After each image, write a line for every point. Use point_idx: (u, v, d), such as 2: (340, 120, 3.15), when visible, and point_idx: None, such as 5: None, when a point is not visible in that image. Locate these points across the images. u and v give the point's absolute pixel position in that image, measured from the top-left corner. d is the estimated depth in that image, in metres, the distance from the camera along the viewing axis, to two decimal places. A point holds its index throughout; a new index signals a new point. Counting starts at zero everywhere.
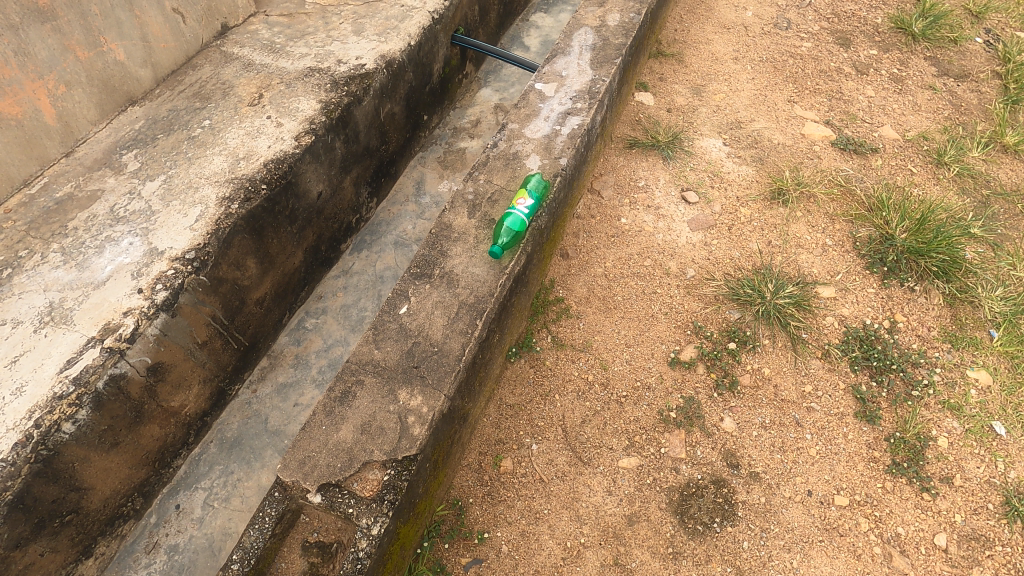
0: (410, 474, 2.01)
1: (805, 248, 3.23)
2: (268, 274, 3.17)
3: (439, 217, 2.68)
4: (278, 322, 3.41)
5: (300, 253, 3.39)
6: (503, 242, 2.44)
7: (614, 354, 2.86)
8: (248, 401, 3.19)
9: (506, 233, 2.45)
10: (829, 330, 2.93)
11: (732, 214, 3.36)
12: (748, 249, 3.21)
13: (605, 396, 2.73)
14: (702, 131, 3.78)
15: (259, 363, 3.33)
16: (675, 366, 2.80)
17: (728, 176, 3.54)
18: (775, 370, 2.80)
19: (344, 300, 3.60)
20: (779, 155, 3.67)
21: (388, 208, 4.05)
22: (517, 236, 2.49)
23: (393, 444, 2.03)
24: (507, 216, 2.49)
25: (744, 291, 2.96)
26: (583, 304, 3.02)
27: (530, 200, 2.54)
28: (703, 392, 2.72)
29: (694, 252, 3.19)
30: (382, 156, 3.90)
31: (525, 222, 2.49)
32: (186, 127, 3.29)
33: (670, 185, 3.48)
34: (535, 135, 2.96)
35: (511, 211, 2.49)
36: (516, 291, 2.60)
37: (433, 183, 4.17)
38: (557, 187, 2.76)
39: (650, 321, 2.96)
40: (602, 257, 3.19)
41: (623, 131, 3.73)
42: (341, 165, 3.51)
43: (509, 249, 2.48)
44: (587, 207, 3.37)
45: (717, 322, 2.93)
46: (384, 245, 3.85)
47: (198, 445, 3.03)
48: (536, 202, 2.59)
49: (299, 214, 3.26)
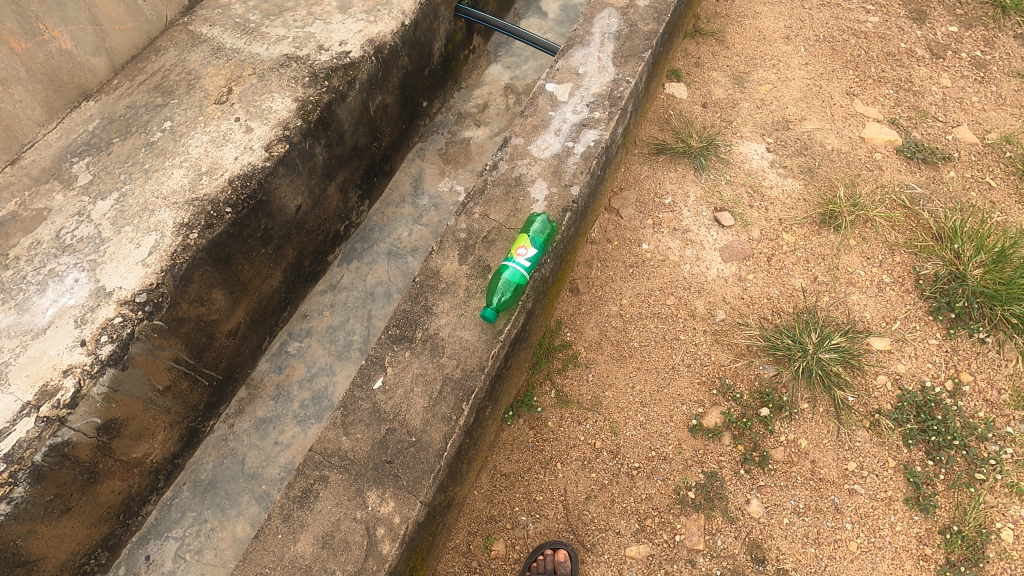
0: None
1: (857, 286, 2.75)
2: (240, 303, 2.82)
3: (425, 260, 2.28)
4: (257, 347, 3.11)
5: (278, 274, 3.03)
6: (498, 304, 2.07)
7: (626, 416, 2.50)
8: (225, 438, 2.96)
9: (501, 292, 2.08)
10: (880, 393, 2.52)
11: (773, 241, 2.86)
12: (790, 287, 2.74)
13: (614, 468, 2.40)
14: (742, 132, 3.22)
15: (237, 394, 3.06)
16: (697, 434, 2.43)
17: (771, 192, 3.02)
18: (814, 443, 2.41)
19: (331, 321, 3.29)
20: (833, 164, 3.11)
21: (381, 210, 3.64)
22: (515, 295, 2.11)
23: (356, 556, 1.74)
24: (503, 268, 2.09)
25: (783, 344, 2.55)
26: (594, 351, 2.65)
27: (533, 249, 2.11)
28: (728, 467, 2.37)
29: (726, 288, 2.75)
30: (373, 155, 3.45)
31: (526, 279, 2.09)
32: (144, 129, 2.86)
33: (701, 203, 2.97)
34: (542, 153, 2.47)
35: (508, 263, 2.08)
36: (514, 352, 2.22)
37: (432, 182, 3.72)
38: (567, 223, 2.30)
39: (669, 375, 2.58)
40: (618, 292, 2.76)
41: (649, 132, 3.20)
42: (324, 171, 3.06)
43: (507, 310, 2.11)
44: (602, 229, 2.91)
45: (749, 380, 2.53)
46: (376, 256, 3.48)
47: (170, 489, 2.81)
48: (542, 248, 2.16)
49: (274, 234, 2.88)
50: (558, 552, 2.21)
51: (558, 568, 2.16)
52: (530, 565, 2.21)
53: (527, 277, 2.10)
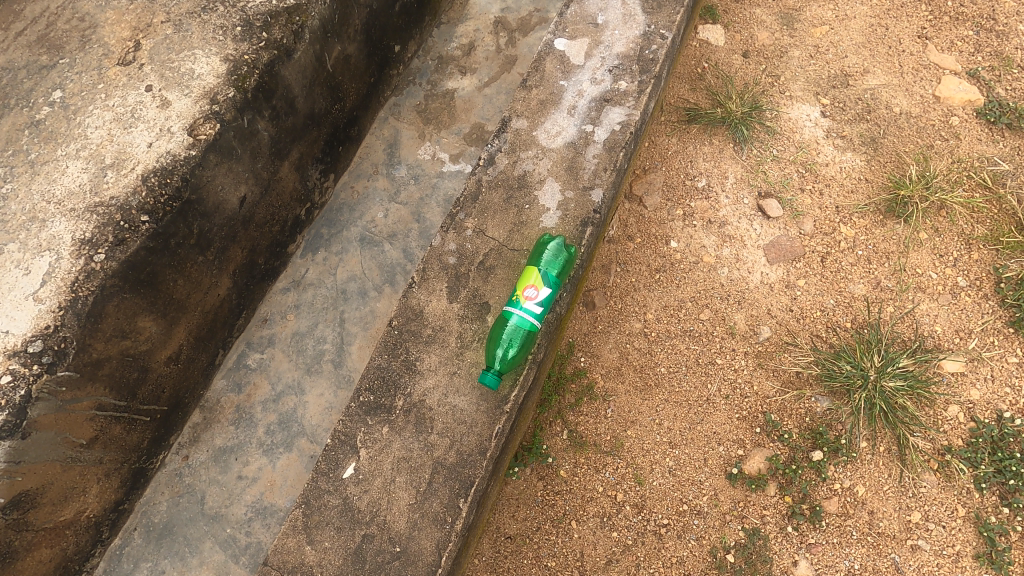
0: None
1: (927, 292, 2.29)
2: (178, 325, 2.30)
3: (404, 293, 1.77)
4: (209, 365, 2.61)
5: (225, 280, 2.47)
6: (502, 363, 1.61)
7: (651, 462, 2.11)
8: (180, 472, 2.54)
9: (506, 347, 1.61)
10: (950, 426, 2.12)
11: (828, 235, 2.36)
12: (848, 295, 2.27)
13: (639, 525, 2.04)
14: (792, 90, 2.60)
15: (190, 420, 2.60)
16: (736, 483, 2.06)
17: (826, 171, 2.46)
18: (873, 490, 2.05)
19: (296, 327, 2.74)
20: (902, 133, 2.53)
21: (350, 184, 2.93)
22: (525, 347, 1.65)
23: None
24: (507, 315, 1.61)
25: (842, 372, 2.11)
26: (613, 379, 2.21)
27: (546, 289, 1.60)
28: (773, 523, 2.01)
29: (771, 298, 2.27)
30: (336, 120, 2.76)
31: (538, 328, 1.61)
32: (26, 100, 2.15)
33: (742, 187, 2.42)
34: (552, 142, 1.94)
35: (513, 310, 1.59)
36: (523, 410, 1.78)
37: (410, 147, 2.97)
38: (586, 243, 1.78)
39: (703, 410, 2.16)
40: (642, 304, 2.28)
41: (678, 92, 2.58)
42: (271, 151, 2.42)
43: (516, 368, 1.65)
44: (623, 224, 2.38)
45: (798, 416, 2.12)
46: (347, 243, 2.85)
47: (118, 536, 2.43)
48: (558, 284, 1.65)
49: (212, 237, 2.29)
50: None
51: None
52: None
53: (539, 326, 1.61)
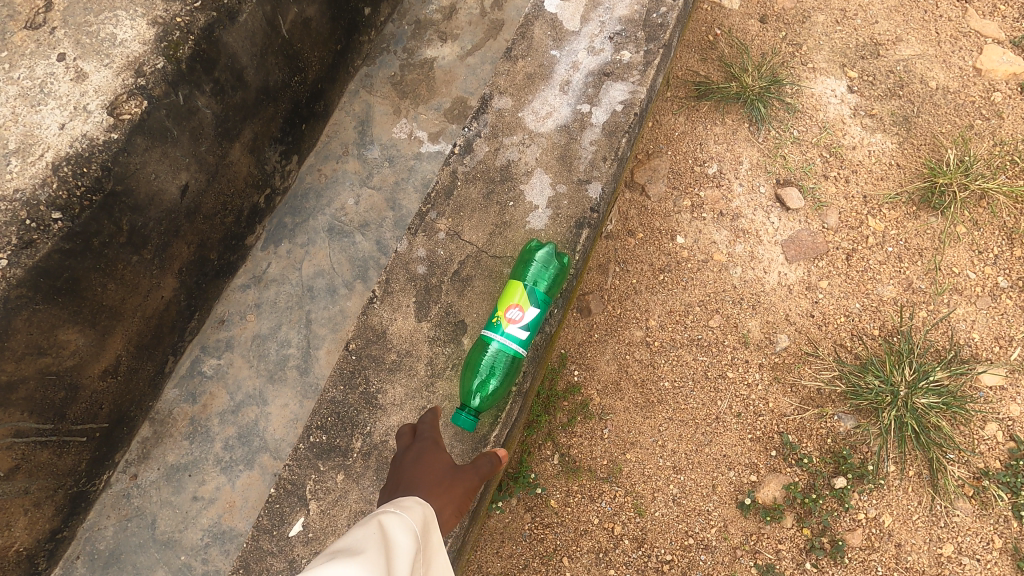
0: (499, 465, 1.38)
1: (963, 295, 2.02)
2: (113, 335, 2.01)
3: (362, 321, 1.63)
4: (157, 374, 2.30)
5: (170, 281, 2.16)
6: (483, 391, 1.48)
7: (653, 489, 1.87)
8: (128, 493, 2.27)
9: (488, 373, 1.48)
10: (987, 447, 1.88)
11: (854, 229, 2.09)
12: (876, 298, 2.01)
13: (639, 561, 1.82)
14: (815, 61, 2.28)
15: (138, 435, 2.31)
16: (749, 514, 1.83)
17: (853, 156, 2.17)
18: (901, 520, 1.83)
19: (258, 329, 2.42)
20: (938, 111, 2.22)
21: (317, 167, 2.58)
22: (510, 371, 1.52)
23: (420, 422, 1.36)
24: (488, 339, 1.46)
25: (870, 389, 1.85)
26: (611, 395, 1.95)
27: (533, 310, 1.42)
28: (789, 559, 1.80)
29: (790, 302, 2.01)
30: (296, 94, 2.40)
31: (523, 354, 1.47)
32: None
33: (757, 174, 2.13)
34: (543, 125, 1.70)
35: (494, 335, 1.43)
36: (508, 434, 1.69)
37: (385, 125, 2.62)
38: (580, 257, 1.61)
39: (712, 430, 1.91)
40: (644, 309, 2.02)
41: (686, 63, 2.26)
42: (217, 132, 2.09)
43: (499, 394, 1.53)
44: (622, 217, 2.11)
45: (819, 437, 1.88)
46: (314, 234, 2.51)
47: (58, 565, 2.19)
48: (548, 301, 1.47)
49: (149, 234, 1.99)
50: None
51: None
52: None
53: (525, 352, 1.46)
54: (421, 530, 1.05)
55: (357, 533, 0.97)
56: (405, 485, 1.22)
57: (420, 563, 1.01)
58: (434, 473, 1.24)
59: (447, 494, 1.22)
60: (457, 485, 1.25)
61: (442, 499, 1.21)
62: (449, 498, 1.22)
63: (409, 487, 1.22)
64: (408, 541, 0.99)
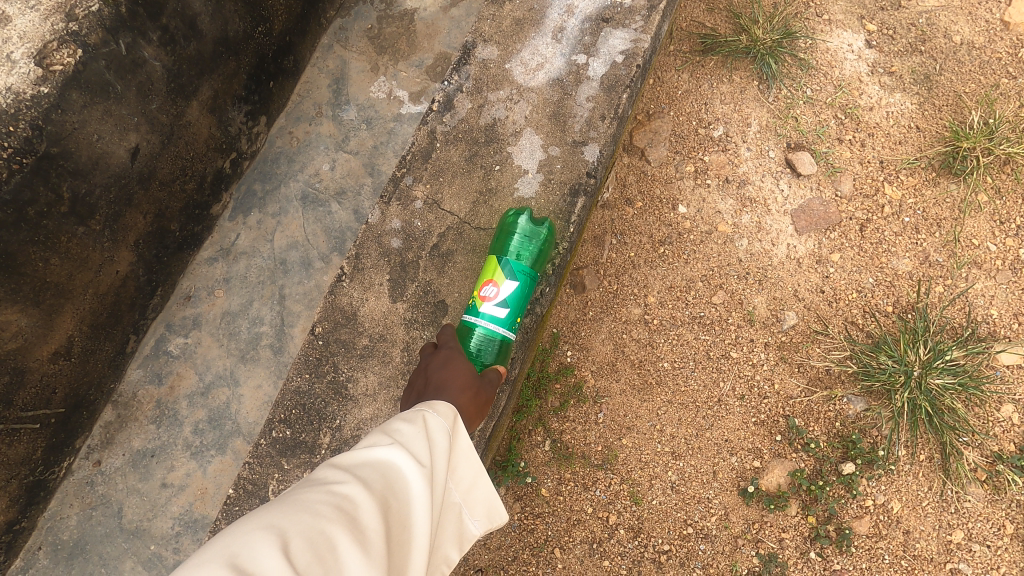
0: (502, 381, 1.27)
1: (983, 268, 1.89)
2: (61, 314, 1.83)
3: (332, 301, 1.47)
4: (118, 354, 2.13)
5: (126, 255, 1.97)
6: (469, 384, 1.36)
7: (650, 477, 1.76)
8: (92, 481, 2.13)
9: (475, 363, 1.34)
10: (1002, 429, 1.78)
11: (868, 198, 1.93)
12: (890, 273, 1.87)
13: (635, 552, 1.72)
14: (831, 13, 2.08)
15: (100, 419, 2.15)
16: (752, 501, 1.72)
17: (870, 118, 2.00)
18: (910, 506, 1.73)
19: (227, 306, 2.25)
20: (961, 69, 2.04)
21: (288, 128, 2.37)
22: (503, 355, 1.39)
23: (444, 333, 1.28)
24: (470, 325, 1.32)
25: (882, 369, 1.73)
26: (608, 376, 1.82)
27: (510, 284, 1.27)
28: (792, 549, 1.70)
29: (799, 277, 1.86)
30: (262, 46, 2.16)
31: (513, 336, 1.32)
32: None
33: (766, 137, 1.96)
34: (533, 80, 1.51)
35: (476, 320, 1.30)
36: (494, 423, 1.57)
37: (361, 82, 2.39)
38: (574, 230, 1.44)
39: (714, 413, 1.79)
40: (642, 283, 1.87)
41: (690, 14, 2.05)
42: (169, 87, 1.87)
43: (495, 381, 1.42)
44: (619, 184, 1.94)
45: (827, 421, 1.77)
46: (286, 202, 2.31)
47: (19, 557, 2.06)
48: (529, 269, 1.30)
49: (95, 202, 1.79)
50: None
51: None
52: None
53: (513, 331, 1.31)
54: (459, 428, 0.99)
55: (401, 422, 0.92)
56: (433, 386, 1.14)
57: (460, 460, 0.96)
58: (463, 376, 1.15)
59: (473, 399, 1.14)
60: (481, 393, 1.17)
61: (468, 405, 1.11)
62: (475, 403, 1.14)
63: (437, 390, 1.12)
64: (450, 439, 0.94)
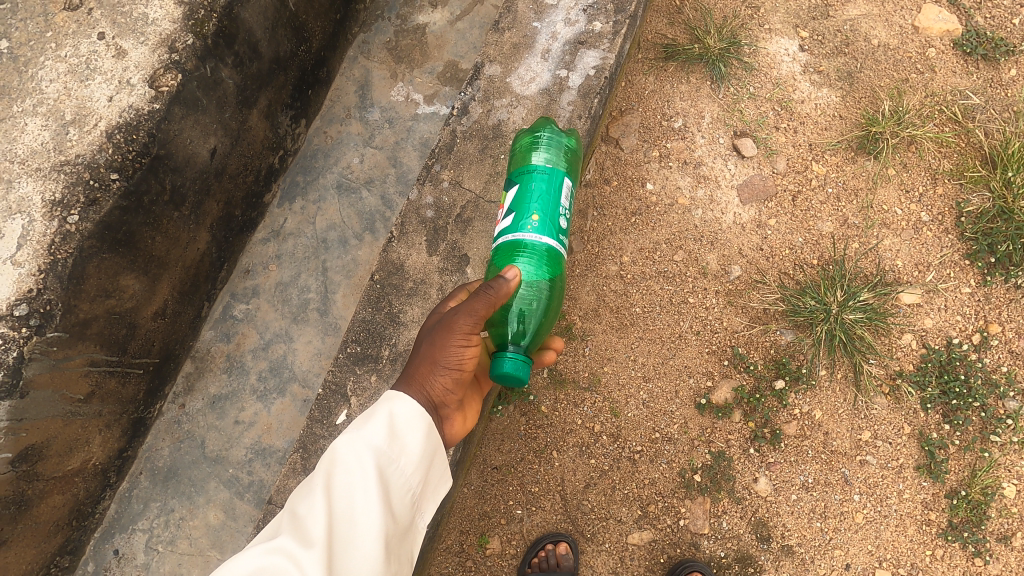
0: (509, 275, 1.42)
1: (891, 228, 2.36)
2: (160, 281, 2.33)
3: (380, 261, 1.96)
4: (196, 317, 2.62)
5: (204, 234, 2.45)
6: (523, 308, 1.56)
7: (627, 396, 2.25)
8: (178, 420, 2.63)
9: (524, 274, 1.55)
10: (903, 353, 2.27)
11: (800, 174, 2.41)
12: (816, 234, 2.35)
13: (615, 452, 2.22)
14: (771, 23, 2.54)
15: (182, 370, 2.65)
16: (704, 412, 2.22)
17: (802, 109, 2.46)
18: (829, 413, 2.22)
19: (280, 277, 2.73)
20: (878, 67, 2.51)
21: (324, 129, 2.84)
22: (554, 261, 1.58)
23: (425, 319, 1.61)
24: (508, 248, 1.58)
25: (806, 307, 2.22)
26: (592, 320, 2.30)
27: (510, 191, 1.61)
28: (737, 446, 2.19)
29: (743, 237, 2.34)
30: (303, 62, 2.63)
31: (543, 230, 1.53)
32: None
33: (718, 126, 2.43)
34: (527, 89, 1.99)
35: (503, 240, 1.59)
36: None
37: (383, 89, 2.86)
38: None
39: (676, 345, 2.28)
40: (618, 246, 2.35)
41: (655, 27, 2.52)
42: (238, 99, 2.35)
43: (555, 292, 1.60)
44: (599, 168, 2.41)
45: (764, 349, 2.26)
46: (324, 190, 2.78)
47: (125, 480, 2.57)
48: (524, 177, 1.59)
49: (186, 191, 2.27)
50: (559, 545, 2.17)
51: (561, 562, 2.15)
52: (530, 561, 2.18)
53: (537, 226, 1.53)
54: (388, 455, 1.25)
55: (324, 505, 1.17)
56: (403, 374, 1.47)
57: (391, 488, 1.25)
58: (420, 359, 1.46)
59: (431, 375, 1.44)
60: (440, 358, 1.43)
61: (424, 382, 1.43)
62: (435, 377, 1.44)
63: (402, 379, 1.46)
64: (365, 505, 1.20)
